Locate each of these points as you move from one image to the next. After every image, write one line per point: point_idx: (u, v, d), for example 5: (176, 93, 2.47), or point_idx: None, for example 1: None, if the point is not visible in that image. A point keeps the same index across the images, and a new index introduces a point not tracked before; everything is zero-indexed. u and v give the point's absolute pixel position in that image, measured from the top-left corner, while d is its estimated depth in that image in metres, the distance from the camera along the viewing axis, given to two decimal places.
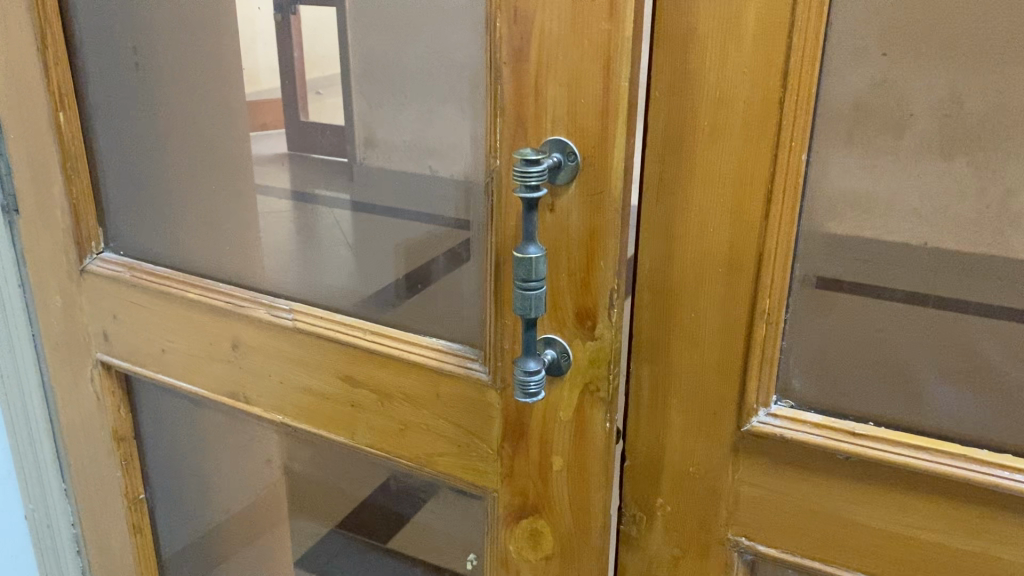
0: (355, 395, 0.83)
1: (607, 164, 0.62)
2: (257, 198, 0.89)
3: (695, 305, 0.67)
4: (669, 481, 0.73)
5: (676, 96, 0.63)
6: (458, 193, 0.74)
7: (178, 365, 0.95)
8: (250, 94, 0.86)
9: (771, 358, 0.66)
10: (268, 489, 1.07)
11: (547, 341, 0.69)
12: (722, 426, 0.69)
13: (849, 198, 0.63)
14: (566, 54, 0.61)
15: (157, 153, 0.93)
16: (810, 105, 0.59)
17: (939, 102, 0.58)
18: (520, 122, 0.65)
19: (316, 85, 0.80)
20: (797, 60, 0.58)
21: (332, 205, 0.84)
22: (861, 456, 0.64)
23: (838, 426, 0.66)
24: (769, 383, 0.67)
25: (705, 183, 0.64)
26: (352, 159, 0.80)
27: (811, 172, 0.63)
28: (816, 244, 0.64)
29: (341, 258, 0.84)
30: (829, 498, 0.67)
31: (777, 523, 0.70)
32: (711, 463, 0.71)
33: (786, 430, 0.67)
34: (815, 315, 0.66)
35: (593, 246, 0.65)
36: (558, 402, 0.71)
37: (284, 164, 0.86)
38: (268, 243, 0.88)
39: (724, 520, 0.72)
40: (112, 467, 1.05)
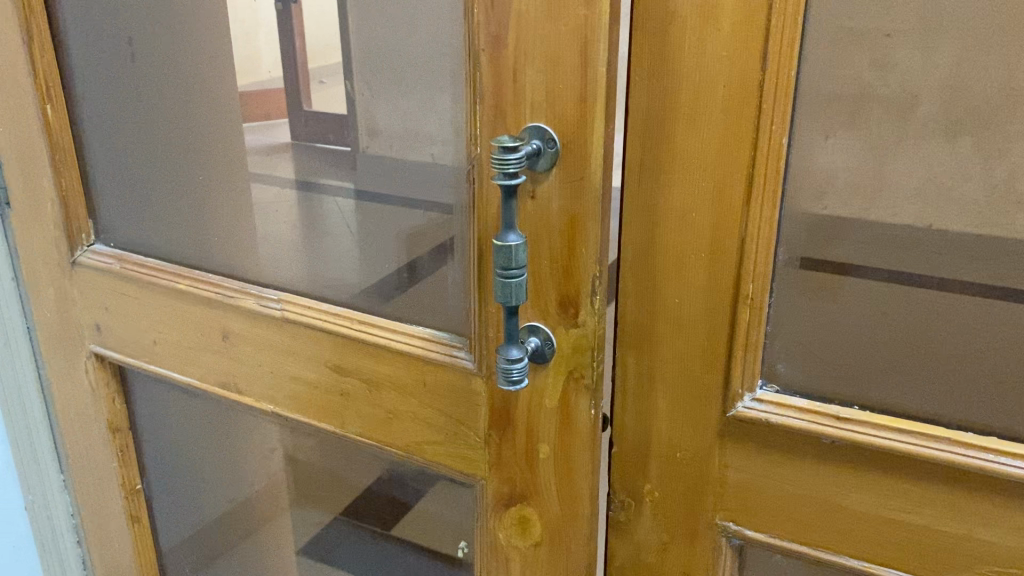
0: (344, 385, 0.83)
1: (587, 150, 0.62)
2: (253, 187, 0.88)
3: (678, 289, 0.67)
4: (657, 467, 0.73)
5: (656, 80, 0.63)
6: (454, 180, 0.74)
7: (170, 357, 0.95)
8: (252, 85, 0.85)
9: (755, 343, 0.66)
10: (266, 479, 1.08)
11: (530, 329, 0.69)
12: (707, 411, 0.69)
13: (834, 181, 0.62)
14: (544, 40, 0.61)
15: (150, 147, 0.92)
16: (789, 87, 0.59)
17: (942, 83, 0.57)
18: (500, 110, 0.64)
19: (319, 74, 0.79)
20: (776, 42, 0.58)
21: (337, 194, 0.83)
22: (845, 440, 0.64)
23: (821, 410, 0.65)
24: (754, 369, 0.67)
25: (686, 168, 0.64)
26: (354, 148, 0.80)
27: (794, 155, 0.62)
28: (800, 226, 0.64)
29: (344, 246, 0.83)
30: (813, 482, 0.67)
31: (763, 508, 0.70)
32: (697, 448, 0.70)
33: (770, 415, 0.66)
34: (801, 297, 0.66)
35: (574, 233, 0.65)
36: (543, 390, 0.71)
37: (289, 154, 0.85)
38: (263, 233, 0.88)
39: (711, 505, 0.72)
40: (108, 458, 1.06)
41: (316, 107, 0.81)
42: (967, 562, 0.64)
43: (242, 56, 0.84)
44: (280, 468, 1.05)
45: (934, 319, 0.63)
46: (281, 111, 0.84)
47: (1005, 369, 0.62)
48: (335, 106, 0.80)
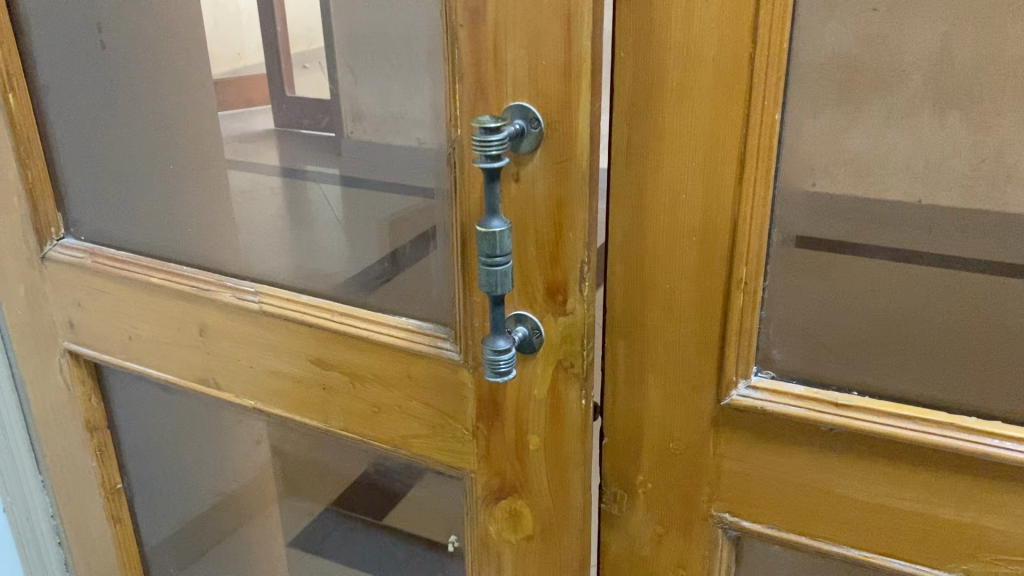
0: (326, 379, 0.80)
1: (572, 129, 0.59)
2: (229, 174, 0.85)
3: (669, 275, 0.64)
4: (650, 457, 0.71)
5: (643, 54, 0.59)
6: (436, 163, 0.71)
7: (147, 353, 0.92)
8: (232, 72, 0.81)
9: (750, 329, 0.63)
10: (253, 476, 1.05)
11: (517, 318, 0.66)
12: (701, 400, 0.67)
13: (831, 158, 0.59)
14: (524, 14, 0.58)
15: (120, 139, 0.88)
16: (783, 57, 0.56)
17: (932, 56, 0.54)
18: (481, 89, 0.61)
19: (301, 59, 0.76)
20: (769, 12, 0.54)
21: (322, 180, 0.79)
22: (844, 427, 0.62)
23: (820, 396, 0.63)
24: (748, 354, 0.64)
25: (674, 148, 0.61)
26: (338, 134, 0.76)
27: (787, 132, 0.59)
28: (795, 205, 0.61)
29: (332, 234, 0.80)
30: (811, 471, 0.65)
31: (760, 497, 0.68)
32: (691, 438, 0.68)
33: (767, 403, 0.64)
34: (796, 278, 0.63)
35: (561, 217, 0.62)
36: (532, 380, 0.68)
37: (273, 142, 0.81)
38: (241, 222, 0.85)
39: (707, 496, 0.70)
40: (86, 457, 1.03)
41: (297, 89, 0.77)
42: (971, 550, 0.62)
43: (219, 43, 0.80)
44: (266, 465, 1.02)
45: (936, 298, 0.60)
46: (265, 97, 0.80)
47: (1006, 353, 0.59)
48: (314, 89, 0.76)
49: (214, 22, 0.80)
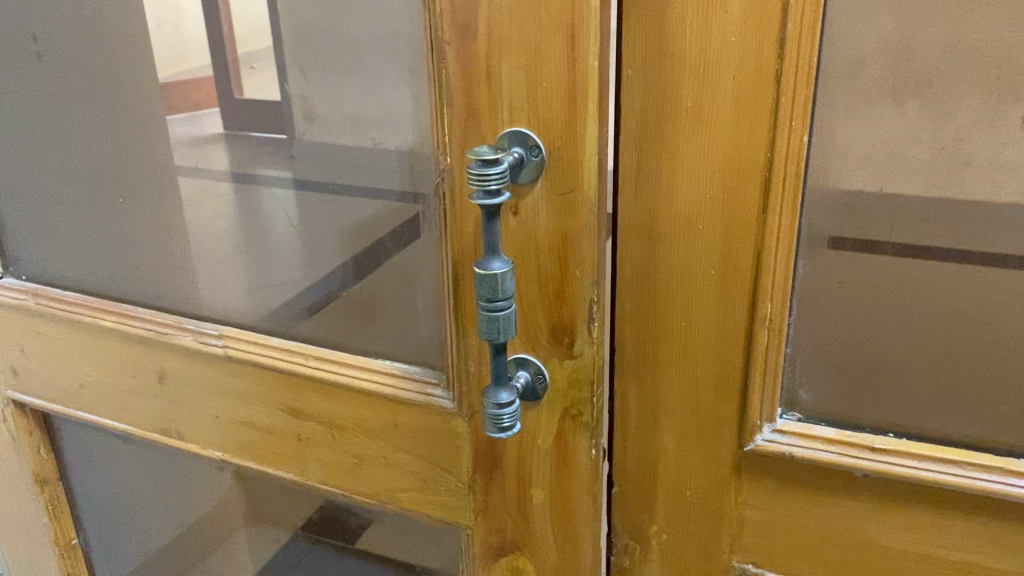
0: (302, 429, 0.73)
1: (578, 157, 0.53)
2: (179, 180, 0.77)
3: (685, 311, 0.59)
4: (665, 505, 0.65)
5: (654, 74, 0.54)
6: (401, 163, 0.64)
7: (100, 402, 0.83)
8: (179, 73, 0.73)
9: (775, 368, 0.58)
10: (213, 530, 0.96)
11: (518, 362, 0.60)
12: (721, 444, 0.61)
13: (859, 183, 0.54)
14: (522, 31, 0.51)
15: (64, 167, 0.80)
16: (812, 71, 0.50)
17: (945, 63, 0.49)
18: (473, 114, 0.55)
19: (248, 59, 0.68)
20: (796, 27, 0.49)
21: (275, 184, 0.72)
22: (880, 473, 0.57)
23: (852, 440, 0.58)
24: (773, 395, 0.59)
25: (688, 175, 0.55)
26: (290, 136, 0.69)
27: (814, 156, 0.54)
28: (826, 210, 0.55)
29: (290, 242, 0.73)
30: (843, 518, 0.60)
31: (786, 547, 0.63)
32: (711, 485, 0.63)
33: (795, 448, 0.59)
34: (823, 311, 0.58)
35: (566, 252, 0.56)
36: (534, 430, 0.62)
37: (222, 145, 0.74)
38: (193, 230, 0.77)
39: (727, 546, 0.64)
40: (38, 512, 0.94)
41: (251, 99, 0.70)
42: None
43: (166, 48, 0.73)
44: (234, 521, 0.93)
45: (976, 330, 0.56)
46: (212, 99, 0.73)
47: None
48: (273, 104, 0.69)
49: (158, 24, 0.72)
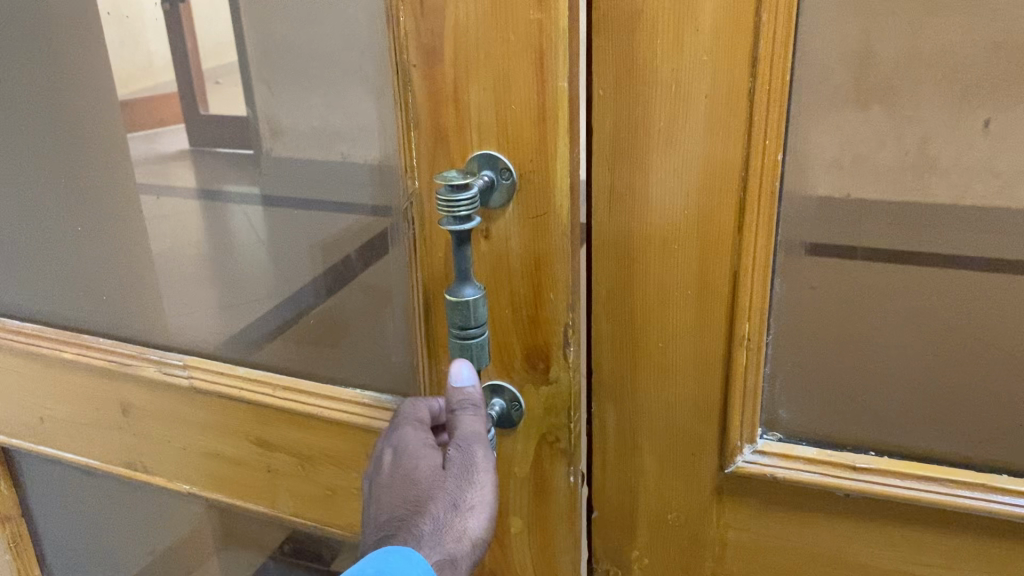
0: (271, 460, 0.71)
1: (550, 177, 0.51)
2: (141, 201, 0.75)
3: (663, 333, 0.58)
4: (647, 528, 0.65)
5: (624, 94, 0.53)
6: (372, 178, 0.62)
7: (61, 436, 0.80)
8: (143, 90, 0.71)
9: (755, 389, 0.57)
10: (176, 571, 0.92)
11: (493, 389, 0.58)
12: (702, 465, 0.61)
13: (835, 203, 0.53)
14: (489, 51, 0.50)
15: (22, 194, 0.78)
16: (784, 89, 0.49)
17: (922, 83, 0.48)
18: (441, 136, 0.53)
19: (213, 75, 0.66)
20: (767, 47, 0.48)
21: (243, 201, 0.70)
22: (863, 493, 0.57)
23: (834, 460, 0.58)
24: (753, 415, 0.58)
25: (662, 196, 0.54)
26: (257, 150, 0.67)
27: (788, 174, 0.53)
28: (800, 223, 0.54)
29: (260, 259, 0.70)
30: (826, 536, 0.60)
31: (768, 567, 0.63)
32: (691, 508, 0.63)
33: (777, 469, 0.59)
34: (801, 331, 0.57)
35: (539, 277, 0.54)
36: (511, 458, 0.60)
37: (188, 162, 0.72)
38: (157, 251, 0.76)
39: (710, 566, 0.64)
40: (1, 549, 0.92)
41: (216, 119, 0.68)
42: None
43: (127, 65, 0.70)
44: (200, 561, 0.89)
45: (957, 352, 0.55)
46: (177, 115, 0.70)
47: None
48: (237, 126, 0.67)
49: (119, 43, 0.70)
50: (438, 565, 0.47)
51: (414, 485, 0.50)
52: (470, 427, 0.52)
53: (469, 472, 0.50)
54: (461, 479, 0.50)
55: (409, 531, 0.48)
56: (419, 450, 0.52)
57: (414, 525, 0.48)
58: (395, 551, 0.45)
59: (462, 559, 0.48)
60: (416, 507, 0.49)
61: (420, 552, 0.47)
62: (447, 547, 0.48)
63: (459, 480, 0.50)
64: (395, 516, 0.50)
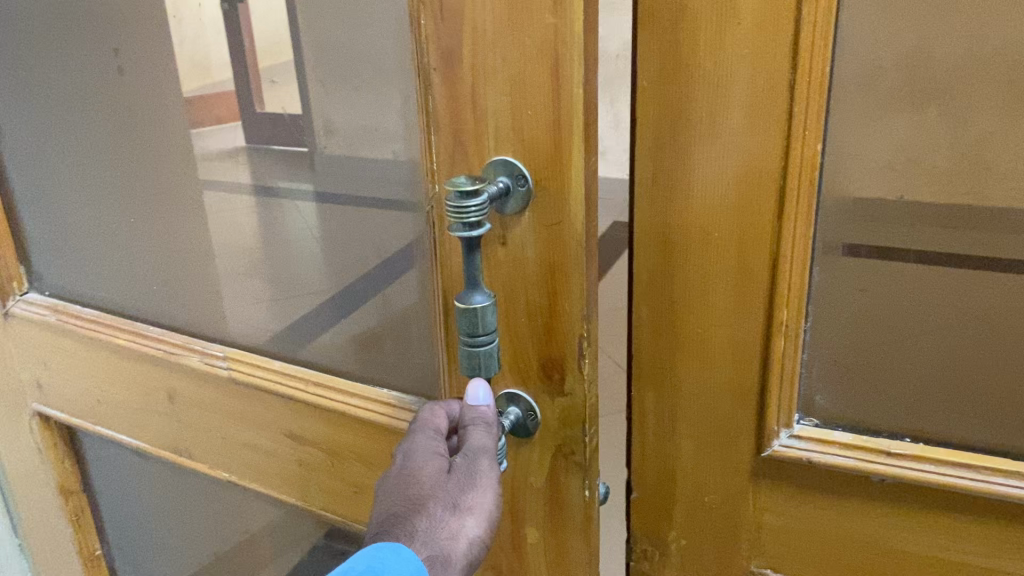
0: (303, 455, 0.72)
1: (564, 186, 0.50)
2: (204, 196, 0.77)
3: (702, 318, 0.58)
4: (684, 512, 0.64)
5: (667, 83, 0.53)
6: (407, 182, 0.63)
7: (117, 418, 0.84)
8: (201, 88, 0.74)
9: (792, 378, 0.56)
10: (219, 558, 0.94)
11: (509, 398, 0.58)
12: (739, 455, 0.60)
13: (876, 201, 0.52)
14: (506, 57, 0.49)
15: (88, 186, 0.81)
16: (824, 80, 0.49)
17: (979, 84, 0.47)
18: (460, 142, 0.53)
19: (269, 73, 0.68)
20: (809, 36, 0.48)
21: (296, 197, 0.71)
22: (897, 478, 0.55)
23: (869, 445, 0.56)
24: (790, 401, 0.57)
25: (703, 181, 0.54)
26: (312, 148, 0.68)
27: (828, 168, 0.52)
28: (841, 218, 0.53)
29: (312, 253, 0.71)
30: (866, 527, 0.58)
31: (804, 554, 0.61)
32: (729, 495, 0.62)
33: (812, 454, 0.57)
34: (840, 326, 0.56)
35: (554, 286, 0.53)
36: (528, 467, 0.60)
37: (244, 158, 0.73)
38: (217, 244, 0.77)
39: (746, 553, 0.63)
40: (62, 523, 0.95)
41: (271, 117, 0.70)
42: None
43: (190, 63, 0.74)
44: (243, 549, 0.91)
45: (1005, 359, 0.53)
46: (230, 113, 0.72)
47: None
48: (293, 124, 0.69)
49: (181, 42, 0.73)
50: (429, 561, 0.48)
51: (416, 482, 0.51)
52: (479, 440, 0.53)
53: (472, 482, 0.51)
54: (462, 485, 0.51)
55: (405, 525, 0.49)
56: (423, 451, 0.53)
57: (410, 520, 0.49)
58: (386, 548, 0.46)
59: (453, 559, 0.49)
60: (413, 503, 0.50)
61: (413, 545, 0.48)
62: (440, 546, 0.49)
63: (461, 484, 0.51)
64: (391, 509, 0.50)
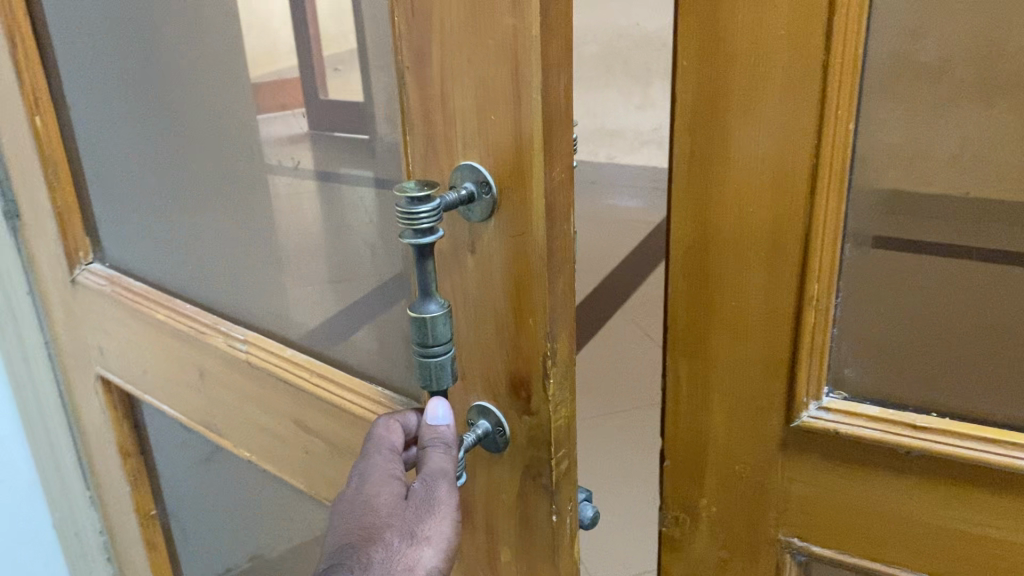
0: (309, 444, 0.73)
1: (525, 196, 0.48)
2: (270, 181, 0.75)
3: (735, 280, 0.61)
4: (715, 476, 0.68)
5: (707, 51, 0.56)
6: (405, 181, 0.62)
7: (162, 388, 0.88)
8: (268, 74, 0.72)
9: (822, 347, 0.59)
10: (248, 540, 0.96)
11: (481, 410, 0.56)
12: (769, 420, 0.63)
13: (906, 193, 0.55)
14: (471, 57, 0.47)
15: (139, 167, 0.84)
16: (856, 56, 0.51)
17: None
18: (432, 144, 0.51)
19: (333, 61, 0.65)
20: (843, 11, 0.50)
21: (355, 183, 0.67)
22: (923, 451, 0.56)
23: (895, 418, 0.58)
24: (819, 369, 0.60)
25: (740, 143, 0.57)
26: (371, 134, 0.64)
27: (861, 141, 0.55)
28: (875, 198, 0.56)
29: (371, 242, 0.67)
30: (893, 501, 0.60)
31: (832, 525, 0.63)
32: (757, 462, 0.65)
33: (840, 425, 0.59)
34: (870, 301, 0.59)
35: (521, 300, 0.51)
36: (499, 482, 0.57)
37: (307, 145, 0.72)
38: (284, 228, 0.75)
39: (773, 519, 0.66)
40: (122, 481, 1.01)
41: (334, 105, 0.68)
42: None
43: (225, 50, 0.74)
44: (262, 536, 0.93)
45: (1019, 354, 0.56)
46: (263, 102, 0.73)
47: None
48: (353, 110, 0.66)
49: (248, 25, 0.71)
50: None
51: (373, 511, 0.50)
52: (439, 464, 0.51)
53: (430, 510, 0.50)
54: (421, 512, 0.50)
55: (359, 555, 0.47)
56: (380, 476, 0.52)
57: (366, 551, 0.48)
58: None
59: None
60: (368, 533, 0.49)
61: None
62: None
63: (419, 512, 0.50)
64: (346, 537, 0.49)
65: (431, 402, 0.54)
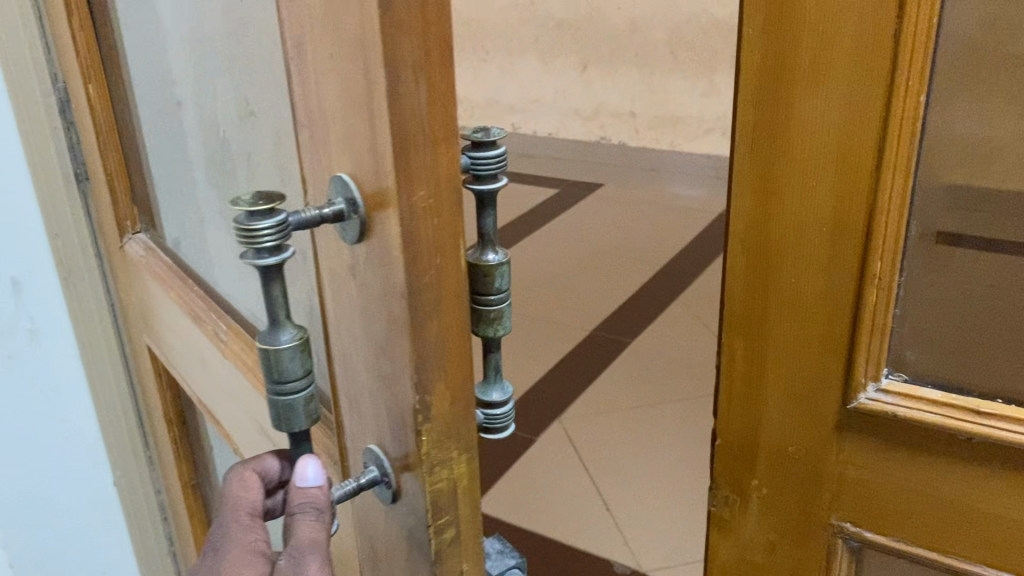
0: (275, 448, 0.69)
1: (386, 221, 0.40)
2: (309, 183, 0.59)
3: (795, 265, 0.70)
4: (769, 460, 0.78)
5: (779, 45, 0.65)
6: None
7: (184, 364, 0.88)
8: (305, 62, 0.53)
9: (881, 327, 0.66)
10: None
11: (374, 454, 0.49)
12: (821, 400, 0.72)
13: (970, 188, 0.62)
14: (333, 52, 0.39)
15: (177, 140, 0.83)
16: (930, 30, 0.57)
17: None
18: (316, 147, 0.44)
19: None
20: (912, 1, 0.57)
21: None
22: (982, 437, 0.62)
23: (958, 403, 0.63)
24: (880, 351, 0.67)
25: (809, 126, 0.65)
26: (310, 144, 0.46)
27: (931, 122, 0.61)
28: (940, 194, 0.63)
29: None
30: (946, 484, 0.66)
31: (882, 510, 0.71)
32: (809, 446, 0.74)
33: (899, 407, 0.66)
34: (931, 286, 0.66)
35: (392, 340, 0.43)
36: (391, 537, 0.50)
37: None
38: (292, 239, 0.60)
39: (827, 506, 0.75)
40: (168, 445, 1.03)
41: None
42: None
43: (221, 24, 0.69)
44: None
45: None
46: None
47: None
48: None
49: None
50: None
51: None
52: (307, 534, 0.45)
53: None
54: None
55: None
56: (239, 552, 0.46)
57: None
58: None
59: None
60: None
61: None
62: None
63: None
64: None
65: (303, 456, 0.46)
